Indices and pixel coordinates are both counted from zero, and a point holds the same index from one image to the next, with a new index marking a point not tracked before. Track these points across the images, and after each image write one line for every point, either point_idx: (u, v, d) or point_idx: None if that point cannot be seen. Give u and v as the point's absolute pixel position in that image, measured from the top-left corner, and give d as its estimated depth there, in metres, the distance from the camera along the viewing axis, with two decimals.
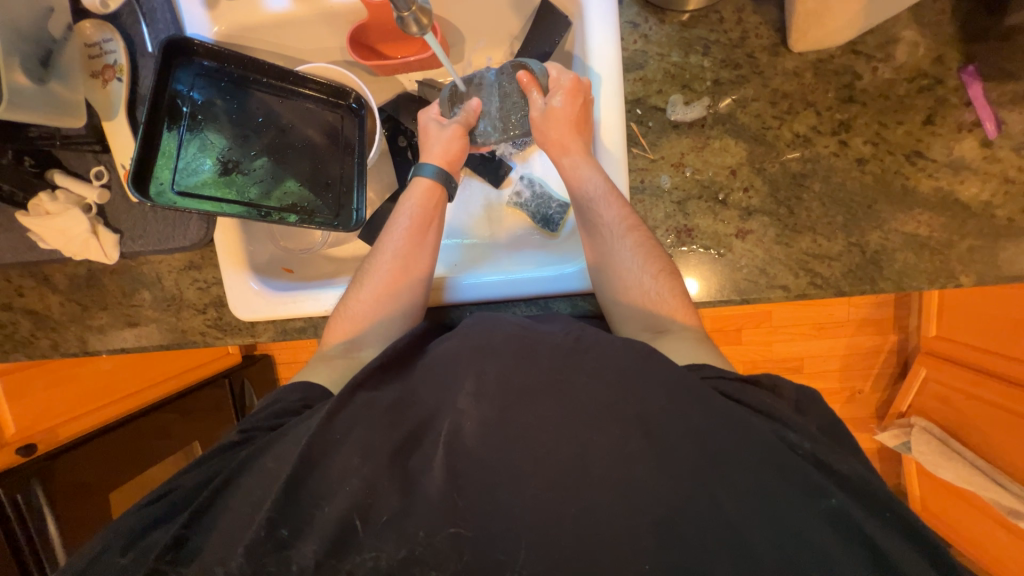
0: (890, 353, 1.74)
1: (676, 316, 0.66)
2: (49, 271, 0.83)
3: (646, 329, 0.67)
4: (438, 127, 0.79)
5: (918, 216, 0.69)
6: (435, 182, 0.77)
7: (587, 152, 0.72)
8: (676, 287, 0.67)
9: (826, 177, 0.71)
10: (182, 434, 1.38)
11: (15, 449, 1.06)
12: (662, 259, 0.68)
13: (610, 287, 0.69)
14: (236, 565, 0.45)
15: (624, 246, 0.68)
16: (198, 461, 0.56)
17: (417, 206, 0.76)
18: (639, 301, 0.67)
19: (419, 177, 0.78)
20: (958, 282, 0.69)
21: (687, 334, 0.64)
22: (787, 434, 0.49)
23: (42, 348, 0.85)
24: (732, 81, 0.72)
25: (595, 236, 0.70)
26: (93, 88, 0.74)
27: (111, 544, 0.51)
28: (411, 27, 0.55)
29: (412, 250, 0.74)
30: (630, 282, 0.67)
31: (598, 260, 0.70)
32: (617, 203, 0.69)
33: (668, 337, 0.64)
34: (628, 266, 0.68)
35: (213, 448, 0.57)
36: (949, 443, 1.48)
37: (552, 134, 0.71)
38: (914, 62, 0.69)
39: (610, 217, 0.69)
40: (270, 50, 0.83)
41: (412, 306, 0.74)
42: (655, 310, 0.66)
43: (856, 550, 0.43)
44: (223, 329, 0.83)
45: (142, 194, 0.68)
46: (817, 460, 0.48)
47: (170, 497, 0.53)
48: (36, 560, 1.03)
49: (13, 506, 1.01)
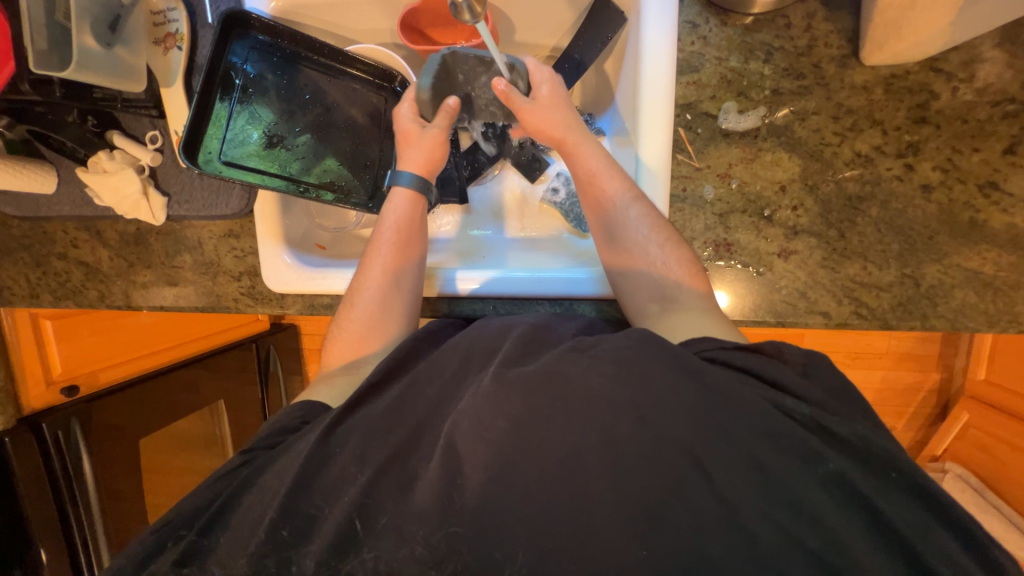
0: (930, 392, 1.64)
1: (684, 286, 0.64)
2: (102, 226, 0.88)
3: (655, 301, 0.64)
4: (419, 128, 0.76)
5: (985, 253, 0.64)
6: (413, 191, 0.76)
7: (584, 132, 0.72)
8: (684, 255, 0.65)
9: (885, 202, 0.66)
10: (209, 390, 1.46)
11: (59, 389, 1.14)
12: (668, 228, 0.67)
13: (619, 266, 0.68)
14: (237, 567, 0.48)
15: (630, 215, 0.67)
16: (208, 481, 0.57)
17: (400, 214, 0.75)
18: (647, 273, 0.66)
19: (394, 186, 0.76)
20: (1021, 326, 0.64)
21: (695, 304, 0.62)
22: (800, 418, 0.48)
23: (90, 298, 0.90)
24: (793, 92, 0.68)
25: (600, 214, 0.69)
26: (155, 54, 0.77)
27: (124, 567, 0.53)
28: (464, 14, 0.54)
29: (398, 261, 0.74)
30: (636, 253, 0.66)
31: (608, 244, 0.69)
32: (617, 175, 0.69)
33: (676, 308, 0.62)
34: (636, 241, 0.66)
35: (212, 475, 0.58)
36: (984, 494, 1.39)
37: (537, 120, 0.72)
38: (1002, 84, 0.63)
39: (615, 189, 0.68)
40: (322, 28, 0.84)
41: (405, 326, 0.74)
42: (663, 279, 0.64)
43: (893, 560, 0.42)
44: (254, 298, 0.86)
45: (191, 162, 0.70)
46: (816, 424, 0.47)
47: (174, 522, 0.54)
48: (71, 491, 1.12)
49: (54, 441, 1.09)
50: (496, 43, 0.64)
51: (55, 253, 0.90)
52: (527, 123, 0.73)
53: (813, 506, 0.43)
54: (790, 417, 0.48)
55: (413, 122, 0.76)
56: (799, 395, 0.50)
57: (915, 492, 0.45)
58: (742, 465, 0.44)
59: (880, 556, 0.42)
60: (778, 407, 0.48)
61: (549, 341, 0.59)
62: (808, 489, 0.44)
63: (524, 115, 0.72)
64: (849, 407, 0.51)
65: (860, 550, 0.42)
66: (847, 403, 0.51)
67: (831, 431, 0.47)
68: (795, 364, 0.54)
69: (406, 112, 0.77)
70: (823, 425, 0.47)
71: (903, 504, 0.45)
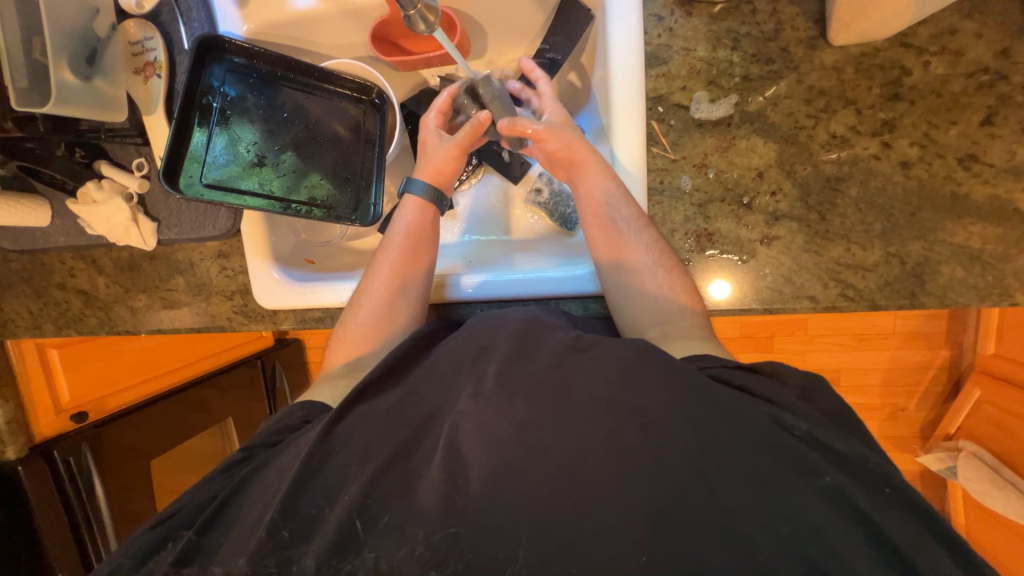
0: (940, 369, 1.61)
1: (685, 315, 0.64)
2: (97, 254, 0.90)
3: (654, 326, 0.64)
4: (439, 140, 0.79)
5: (969, 226, 0.63)
6: (426, 201, 0.78)
7: (597, 158, 0.70)
8: (686, 285, 0.65)
9: (864, 181, 0.66)
10: (220, 409, 1.48)
11: (69, 416, 1.16)
12: (673, 256, 0.67)
13: (619, 290, 0.67)
14: (239, 564, 0.48)
15: (637, 239, 0.66)
16: (211, 475, 0.58)
17: (411, 222, 0.77)
18: (649, 300, 0.65)
19: (407, 193, 0.78)
20: (1012, 300, 0.63)
21: (695, 330, 0.62)
22: (782, 416, 0.48)
23: (90, 325, 0.92)
24: (763, 77, 0.68)
25: (608, 231, 0.68)
26: (135, 84, 0.78)
27: (121, 565, 0.53)
28: (418, 24, 0.55)
29: (405, 271, 0.75)
30: (642, 279, 0.66)
31: (614, 263, 0.68)
32: (626, 195, 0.68)
33: (675, 335, 0.62)
34: (642, 268, 0.66)
35: (213, 471, 0.58)
36: (1000, 471, 1.36)
37: (553, 144, 0.71)
38: (974, 55, 0.62)
39: (626, 214, 0.67)
40: (296, 46, 0.85)
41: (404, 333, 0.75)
42: (665, 304, 0.64)
43: (862, 547, 0.41)
44: (248, 316, 0.87)
45: (173, 186, 0.71)
46: (815, 441, 0.47)
47: (175, 518, 0.55)
48: (85, 515, 1.14)
49: (65, 466, 1.11)
50: (451, 41, 0.62)
51: (54, 283, 0.92)
52: (551, 144, 0.71)
53: (792, 489, 0.43)
54: (789, 434, 0.47)
55: (433, 134, 0.79)
56: (798, 414, 0.49)
57: (889, 467, 0.46)
58: (748, 454, 0.44)
59: (866, 537, 0.42)
60: (781, 427, 0.47)
61: (550, 332, 0.58)
62: (785, 475, 0.44)
63: (542, 140, 0.71)
64: (840, 425, 0.51)
65: (844, 536, 0.41)
66: (839, 423, 0.51)
67: (829, 448, 0.46)
68: (794, 386, 0.53)
69: (433, 121, 0.81)
70: (820, 441, 0.47)
71: (885, 481, 0.45)
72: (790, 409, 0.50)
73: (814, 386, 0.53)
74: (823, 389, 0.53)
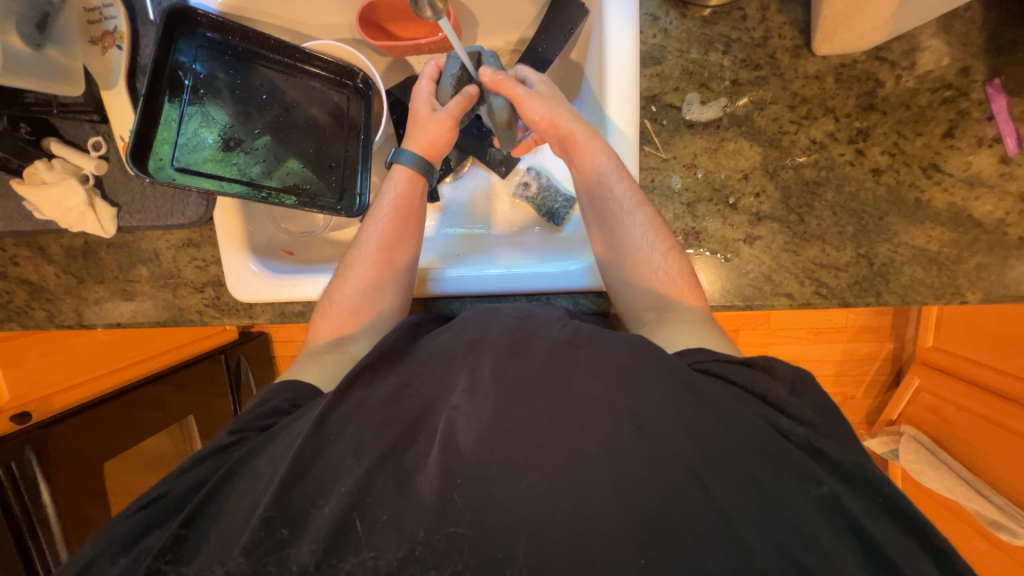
0: (885, 361, 1.75)
1: (682, 298, 0.66)
2: (45, 241, 0.82)
3: (651, 309, 0.67)
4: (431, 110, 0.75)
5: (929, 230, 0.68)
6: (414, 172, 0.75)
7: (590, 133, 0.69)
8: (684, 268, 0.66)
9: (839, 186, 0.70)
10: (177, 407, 1.37)
11: (9, 417, 1.06)
12: (670, 236, 0.68)
13: (618, 269, 0.69)
14: (235, 565, 0.45)
15: (634, 221, 0.67)
16: (197, 458, 0.55)
17: (399, 195, 0.74)
18: (646, 282, 0.67)
19: (396, 163, 0.75)
20: (962, 299, 0.69)
21: (691, 315, 0.64)
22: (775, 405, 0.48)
23: (37, 318, 0.84)
24: (751, 82, 0.71)
25: (604, 214, 0.70)
26: (92, 55, 0.72)
27: (99, 558, 0.49)
28: (426, 10, 0.54)
29: (410, 218, 0.74)
30: (637, 260, 0.67)
31: (605, 242, 0.70)
32: (621, 177, 0.68)
33: (671, 317, 0.64)
34: (638, 248, 0.67)
35: (199, 455, 0.56)
36: (934, 452, 1.53)
37: (531, 111, 0.71)
38: (939, 71, 0.67)
39: (621, 192, 0.68)
40: (277, 24, 0.81)
41: (414, 273, 0.76)
42: (661, 290, 0.66)
43: (845, 534, 0.43)
44: (220, 309, 0.82)
45: (141, 170, 0.66)
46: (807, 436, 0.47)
47: (162, 503, 0.52)
48: (29, 521, 1.04)
49: (7, 472, 1.00)
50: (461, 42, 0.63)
51: None
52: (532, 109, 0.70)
53: (784, 484, 0.44)
54: (785, 440, 0.48)
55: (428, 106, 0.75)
56: (791, 415, 0.50)
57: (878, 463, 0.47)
58: (729, 437, 0.46)
59: (855, 531, 0.43)
60: (774, 428, 0.49)
61: (544, 325, 0.59)
62: (777, 469, 0.45)
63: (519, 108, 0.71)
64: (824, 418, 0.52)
65: (829, 531, 0.43)
66: (826, 418, 0.51)
67: (824, 452, 0.47)
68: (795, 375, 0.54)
69: (426, 91, 0.77)
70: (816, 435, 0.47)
71: (870, 465, 0.46)
72: (784, 405, 0.50)
73: (803, 381, 0.54)
74: (812, 384, 0.53)
